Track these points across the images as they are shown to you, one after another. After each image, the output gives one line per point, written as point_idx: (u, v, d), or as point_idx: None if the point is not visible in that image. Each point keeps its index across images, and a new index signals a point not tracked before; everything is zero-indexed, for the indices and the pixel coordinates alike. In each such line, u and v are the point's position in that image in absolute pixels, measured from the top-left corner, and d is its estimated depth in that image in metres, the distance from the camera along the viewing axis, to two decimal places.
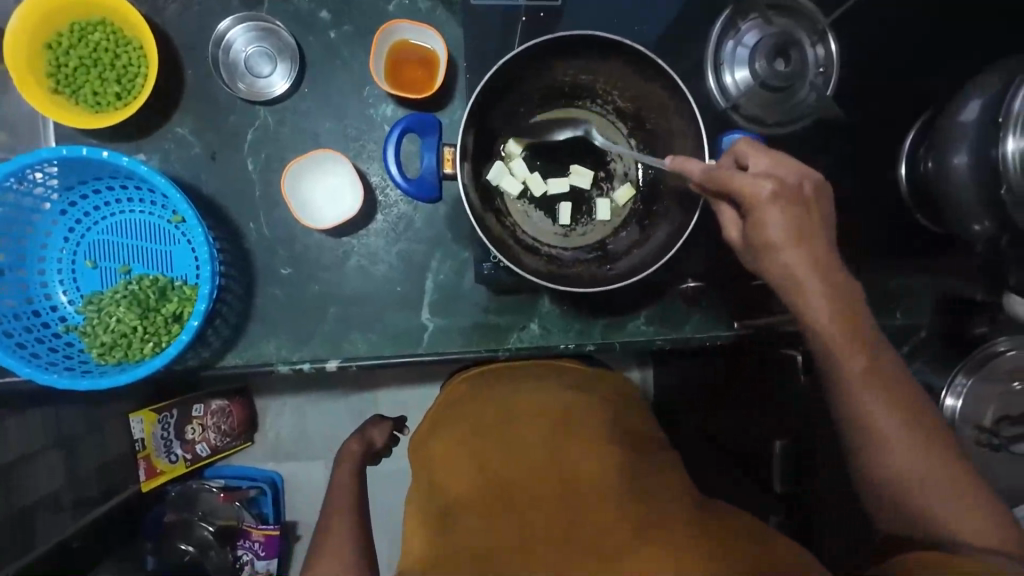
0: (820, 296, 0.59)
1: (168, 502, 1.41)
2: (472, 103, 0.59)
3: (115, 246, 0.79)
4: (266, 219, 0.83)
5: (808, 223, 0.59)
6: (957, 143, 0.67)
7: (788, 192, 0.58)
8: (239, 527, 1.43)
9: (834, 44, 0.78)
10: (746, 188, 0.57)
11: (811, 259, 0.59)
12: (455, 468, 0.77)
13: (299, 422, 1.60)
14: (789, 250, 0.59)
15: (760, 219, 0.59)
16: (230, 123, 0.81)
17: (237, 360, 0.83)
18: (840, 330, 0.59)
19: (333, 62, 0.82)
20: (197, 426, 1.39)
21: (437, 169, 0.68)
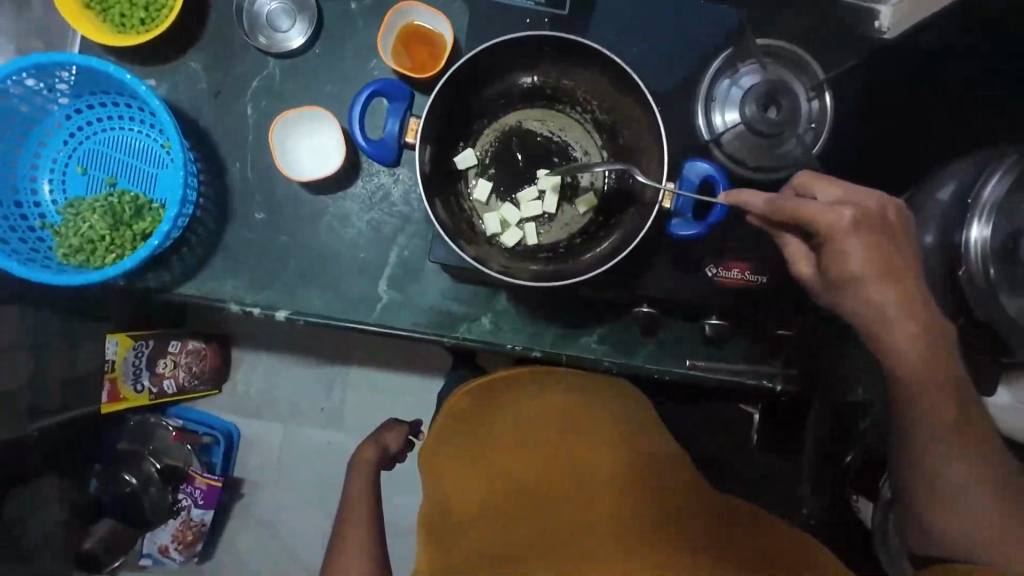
0: (893, 317, 0.60)
1: (124, 431, 1.45)
2: (447, 79, 0.61)
3: (107, 158, 0.83)
4: (253, 162, 0.86)
5: (892, 257, 0.60)
6: (925, 221, 0.67)
7: (857, 218, 0.59)
8: (184, 470, 1.44)
9: (829, 98, 0.78)
10: (826, 214, 0.59)
11: (898, 283, 0.60)
12: (466, 480, 0.81)
13: (268, 381, 1.59)
14: (870, 265, 0.59)
15: (842, 249, 0.60)
16: (239, 67, 0.85)
17: (194, 290, 0.85)
18: (939, 371, 0.61)
19: (346, 29, 0.86)
20: (169, 361, 1.39)
21: (400, 137, 0.70)
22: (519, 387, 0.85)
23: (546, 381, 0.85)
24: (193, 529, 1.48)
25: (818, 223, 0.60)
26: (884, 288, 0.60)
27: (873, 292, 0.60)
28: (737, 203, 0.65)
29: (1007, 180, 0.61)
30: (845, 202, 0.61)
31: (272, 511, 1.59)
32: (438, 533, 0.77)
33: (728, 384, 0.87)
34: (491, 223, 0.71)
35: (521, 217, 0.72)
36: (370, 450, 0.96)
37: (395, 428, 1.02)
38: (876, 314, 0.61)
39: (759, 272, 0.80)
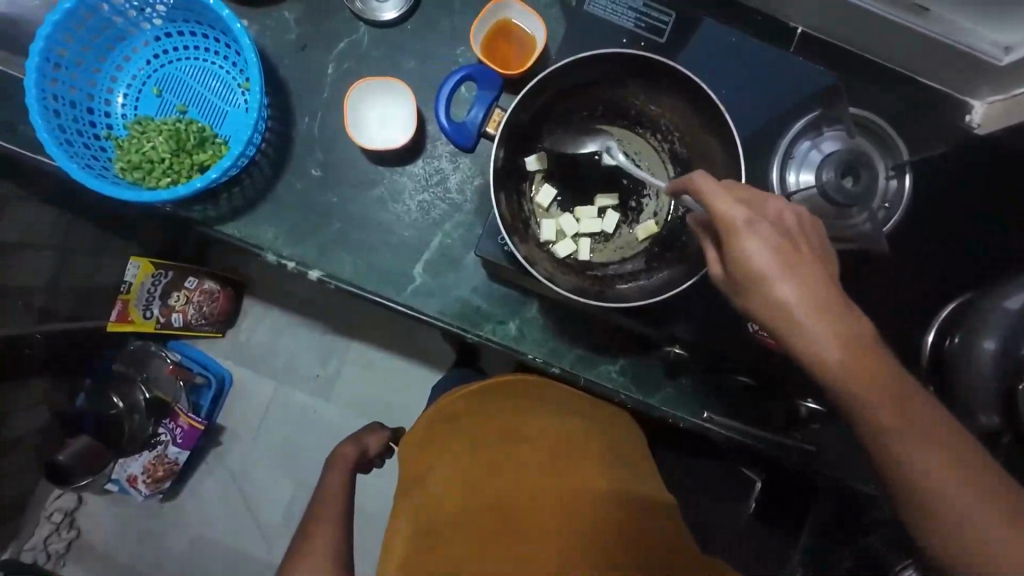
0: (810, 324, 0.49)
1: (122, 353, 1.45)
2: (540, 79, 0.61)
3: (184, 86, 0.84)
4: (321, 120, 0.86)
5: (797, 254, 0.51)
6: (984, 329, 0.65)
7: (767, 228, 0.51)
8: (171, 406, 1.44)
9: (909, 181, 0.76)
10: (716, 216, 0.52)
11: (813, 298, 0.49)
12: (450, 488, 0.77)
13: (274, 338, 1.58)
14: (820, 329, 0.48)
15: (738, 243, 0.51)
16: (330, 25, 0.86)
17: (235, 232, 0.85)
18: (853, 366, 0.48)
19: (442, 11, 0.87)
20: (182, 296, 1.41)
21: (481, 125, 0.70)
22: (512, 396, 0.85)
23: (535, 395, 0.86)
24: (164, 466, 1.45)
25: (736, 261, 0.52)
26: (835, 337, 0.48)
27: (828, 344, 0.48)
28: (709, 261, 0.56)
29: None
30: (748, 204, 0.53)
31: (246, 466, 1.57)
32: (415, 539, 0.72)
33: (741, 444, 0.84)
34: (547, 229, 0.70)
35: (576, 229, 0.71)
36: (349, 450, 0.97)
37: (375, 432, 1.03)
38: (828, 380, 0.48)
39: None
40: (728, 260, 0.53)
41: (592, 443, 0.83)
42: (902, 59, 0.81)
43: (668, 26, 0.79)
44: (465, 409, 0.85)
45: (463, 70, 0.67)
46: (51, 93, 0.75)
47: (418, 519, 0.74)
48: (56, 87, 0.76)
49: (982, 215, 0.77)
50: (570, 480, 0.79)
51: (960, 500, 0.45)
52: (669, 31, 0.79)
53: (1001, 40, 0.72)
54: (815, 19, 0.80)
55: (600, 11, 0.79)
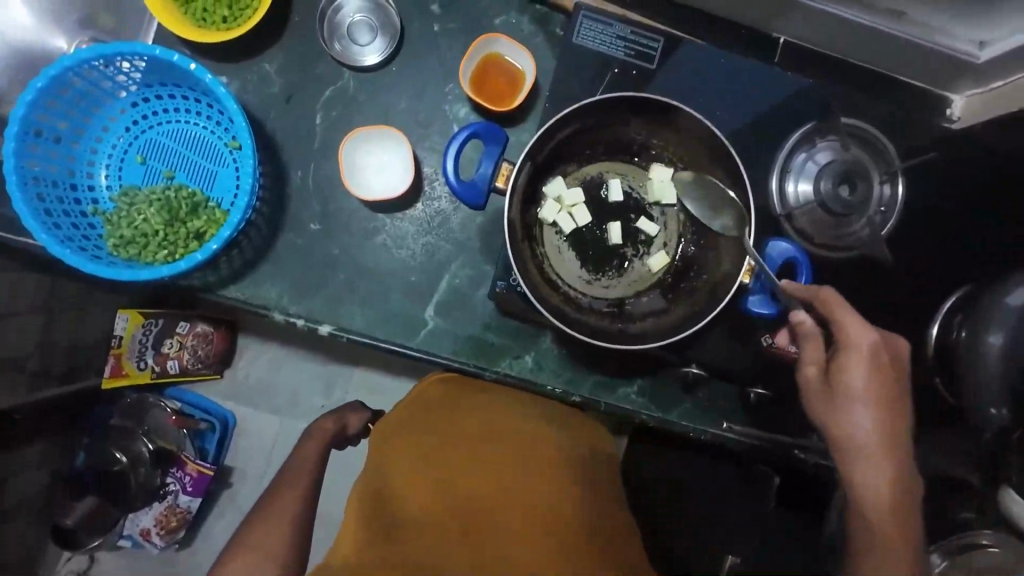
0: (847, 355, 0.67)
1: (120, 406, 1.38)
2: (551, 124, 0.63)
3: (169, 151, 0.82)
4: (315, 171, 0.85)
5: (887, 368, 0.66)
6: (992, 323, 0.67)
7: (880, 350, 0.66)
8: (177, 454, 1.38)
9: (901, 187, 0.79)
10: (842, 333, 0.67)
11: (881, 376, 0.66)
12: (420, 481, 0.82)
13: (272, 371, 1.56)
14: (870, 397, 0.66)
15: (846, 359, 0.67)
16: (315, 74, 0.84)
17: (239, 294, 0.84)
18: (873, 395, 0.66)
19: (427, 51, 0.85)
20: (175, 342, 1.35)
21: (490, 179, 0.68)
22: (479, 396, 0.88)
23: (506, 395, 0.89)
24: (177, 516, 1.41)
25: (840, 368, 0.68)
26: (863, 413, 0.66)
27: (861, 423, 0.66)
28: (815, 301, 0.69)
29: None
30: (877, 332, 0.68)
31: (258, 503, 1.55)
32: (371, 521, 0.78)
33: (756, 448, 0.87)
34: (549, 209, 0.72)
35: (575, 227, 0.72)
36: (329, 423, 0.96)
37: (357, 410, 1.02)
38: (849, 450, 0.67)
39: None
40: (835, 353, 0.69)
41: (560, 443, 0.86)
42: (885, 63, 0.82)
43: (657, 51, 0.80)
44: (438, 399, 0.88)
45: (468, 128, 0.66)
46: (32, 176, 0.72)
47: (378, 503, 0.80)
48: (36, 168, 0.73)
49: (979, 210, 0.75)
50: (535, 476, 0.84)
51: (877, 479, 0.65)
52: (658, 56, 0.80)
53: (974, 37, 0.75)
54: (800, 30, 0.81)
55: (590, 41, 0.79)
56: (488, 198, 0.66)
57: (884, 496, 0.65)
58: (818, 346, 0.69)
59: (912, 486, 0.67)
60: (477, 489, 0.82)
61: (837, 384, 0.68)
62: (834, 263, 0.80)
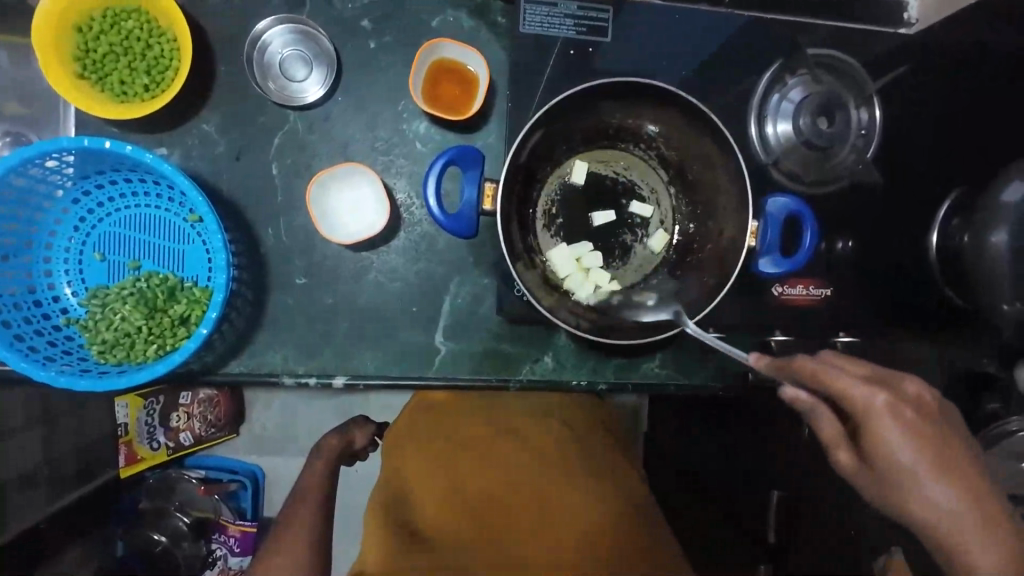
0: (877, 419, 0.54)
1: (145, 488, 1.35)
2: (529, 126, 0.61)
3: (128, 240, 0.77)
4: (285, 225, 0.80)
5: (919, 426, 0.54)
6: (994, 221, 0.67)
7: (890, 402, 0.54)
8: (216, 520, 1.36)
9: (878, 109, 0.80)
10: (848, 401, 0.55)
11: (919, 437, 0.53)
12: (429, 488, 0.92)
13: (288, 419, 1.51)
14: (913, 465, 0.54)
15: (874, 430, 0.54)
16: (259, 124, 0.79)
17: (241, 367, 0.80)
18: (916, 463, 0.54)
19: (370, 71, 0.80)
20: (182, 414, 1.34)
21: (475, 205, 0.65)
22: (488, 405, 0.99)
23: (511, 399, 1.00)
24: None
25: (868, 443, 0.55)
26: (943, 491, 0.54)
27: (939, 501, 0.54)
28: (817, 374, 0.56)
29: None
30: (873, 379, 0.56)
31: None
32: (388, 527, 0.89)
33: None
34: (546, 237, 0.71)
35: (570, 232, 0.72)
36: (335, 440, 0.95)
37: (363, 425, 1.03)
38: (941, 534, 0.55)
39: (821, 285, 0.81)
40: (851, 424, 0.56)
41: (564, 443, 0.97)
42: None
43: (608, 22, 0.76)
44: (445, 410, 0.99)
45: (442, 157, 0.63)
46: None
47: (394, 505, 0.92)
48: None
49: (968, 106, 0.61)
50: (540, 475, 0.93)
51: (981, 557, 0.54)
52: (611, 27, 0.76)
53: None
54: None
55: (537, 27, 0.76)
56: (478, 223, 0.63)
57: (994, 567, 0.54)
58: (832, 420, 0.57)
59: (1022, 550, 0.55)
60: (483, 490, 0.92)
61: (885, 466, 0.55)
62: (823, 196, 0.80)
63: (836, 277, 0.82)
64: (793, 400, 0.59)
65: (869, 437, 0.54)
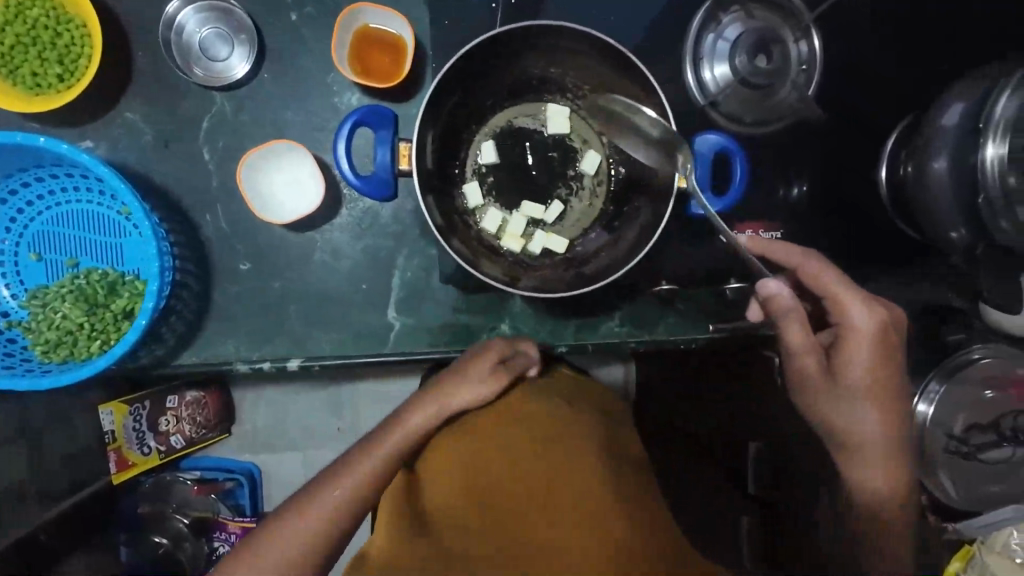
0: (788, 330, 0.67)
1: (141, 494, 1.31)
2: (444, 83, 0.59)
3: (64, 237, 0.75)
4: (224, 211, 0.79)
5: (809, 338, 0.67)
6: (933, 148, 0.65)
7: (882, 343, 0.67)
8: (215, 519, 1.35)
9: (817, 40, 0.75)
10: (841, 308, 0.68)
11: (883, 365, 0.68)
12: (439, 482, 0.71)
13: (276, 416, 1.45)
14: (879, 398, 0.69)
15: (847, 345, 0.67)
16: (185, 110, 0.77)
17: (194, 358, 0.80)
18: (874, 384, 0.68)
19: (293, 44, 0.77)
20: (170, 417, 1.21)
21: (392, 165, 0.64)
22: None
23: None
24: None
25: (840, 354, 0.68)
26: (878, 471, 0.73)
27: (852, 417, 0.70)
28: (762, 248, 0.71)
29: (1016, 97, 0.59)
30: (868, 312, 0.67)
31: None
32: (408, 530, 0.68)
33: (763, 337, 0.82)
34: (473, 192, 0.68)
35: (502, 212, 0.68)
36: None
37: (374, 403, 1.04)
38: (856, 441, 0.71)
39: (772, 228, 0.79)
40: (833, 350, 0.69)
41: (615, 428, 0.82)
42: None
43: None
44: None
45: (350, 118, 0.60)
46: None
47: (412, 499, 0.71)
48: None
49: None
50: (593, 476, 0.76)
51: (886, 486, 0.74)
52: None
53: None
54: None
55: None
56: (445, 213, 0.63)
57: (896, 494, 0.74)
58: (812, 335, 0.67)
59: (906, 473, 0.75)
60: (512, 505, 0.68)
61: (837, 367, 0.68)
62: (771, 136, 0.78)
63: (789, 219, 0.80)
64: (768, 300, 0.68)
65: (841, 363, 0.68)
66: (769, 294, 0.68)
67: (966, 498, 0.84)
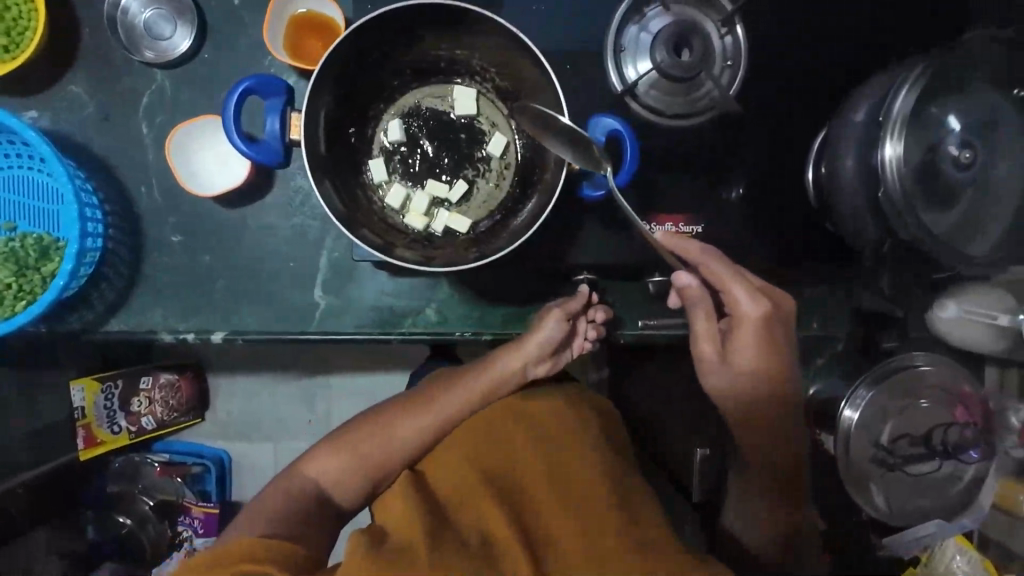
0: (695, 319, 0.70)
1: (112, 473, 1.23)
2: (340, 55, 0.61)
3: (4, 202, 0.79)
4: (159, 183, 0.81)
5: (704, 327, 0.70)
6: (841, 146, 0.66)
7: (769, 333, 0.70)
8: (179, 503, 1.24)
9: (741, 30, 0.75)
10: (732, 301, 0.69)
11: (774, 355, 0.71)
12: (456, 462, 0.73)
13: (251, 403, 1.34)
14: (769, 389, 0.73)
15: (738, 333, 0.70)
16: (126, 86, 0.80)
17: (122, 325, 0.82)
18: (768, 375, 0.72)
19: (232, 26, 0.80)
20: (143, 398, 1.16)
21: (283, 135, 0.67)
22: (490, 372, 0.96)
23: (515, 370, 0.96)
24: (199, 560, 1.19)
25: (735, 343, 0.70)
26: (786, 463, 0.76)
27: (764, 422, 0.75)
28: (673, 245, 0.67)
29: (914, 91, 0.58)
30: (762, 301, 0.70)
31: None
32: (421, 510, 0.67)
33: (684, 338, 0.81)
34: (378, 170, 0.71)
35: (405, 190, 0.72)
36: None
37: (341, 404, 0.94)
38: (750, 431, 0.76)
39: (694, 222, 0.78)
40: (727, 338, 0.71)
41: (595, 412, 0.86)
42: None
43: None
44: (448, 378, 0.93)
45: (241, 88, 0.65)
46: None
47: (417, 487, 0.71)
48: None
49: None
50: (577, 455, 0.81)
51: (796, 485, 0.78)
52: None
53: None
54: None
55: None
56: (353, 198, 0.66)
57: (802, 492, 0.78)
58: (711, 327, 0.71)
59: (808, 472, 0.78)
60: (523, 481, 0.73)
61: (731, 357, 0.71)
62: (696, 130, 0.78)
63: (718, 214, 0.79)
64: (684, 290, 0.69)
65: (731, 351, 0.71)
66: (682, 284, 0.68)
67: (898, 514, 0.80)
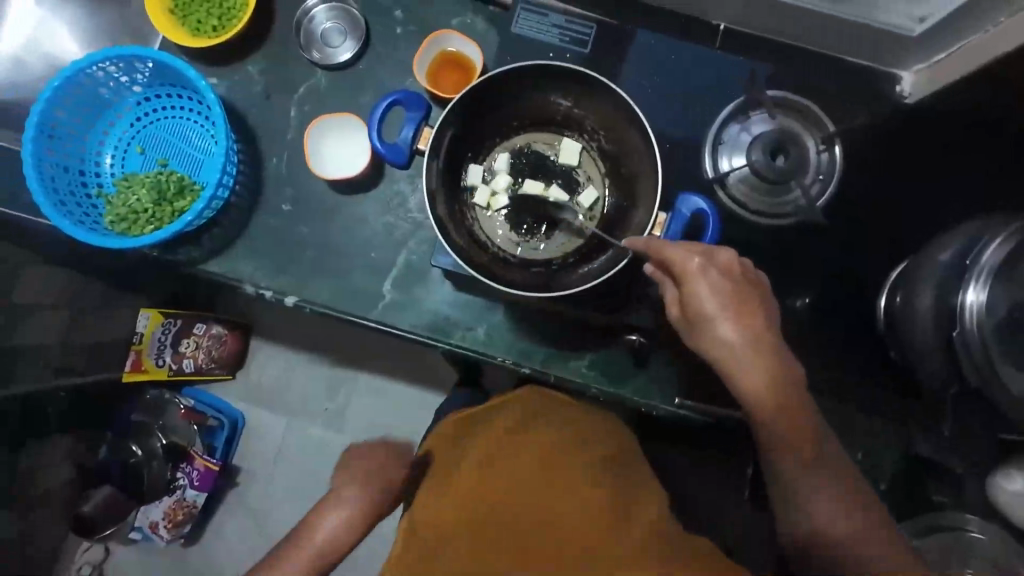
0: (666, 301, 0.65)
1: (140, 403, 1.28)
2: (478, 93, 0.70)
3: (166, 143, 0.93)
4: (289, 158, 0.94)
5: (675, 300, 0.64)
6: (921, 279, 0.67)
7: (722, 279, 0.59)
8: (186, 450, 1.26)
9: (839, 150, 0.80)
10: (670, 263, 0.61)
11: (748, 319, 0.59)
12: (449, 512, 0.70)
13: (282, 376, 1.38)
14: (756, 364, 0.59)
15: (695, 290, 0.60)
16: (291, 76, 0.95)
17: (218, 268, 0.92)
18: (749, 346, 0.59)
19: (389, 49, 0.94)
20: (192, 341, 1.24)
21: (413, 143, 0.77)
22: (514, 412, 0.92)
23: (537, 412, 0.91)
24: (184, 509, 1.25)
25: (692, 309, 0.61)
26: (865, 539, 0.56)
27: None
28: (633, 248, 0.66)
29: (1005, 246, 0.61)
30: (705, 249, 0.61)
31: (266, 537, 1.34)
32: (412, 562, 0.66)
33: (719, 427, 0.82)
34: (480, 196, 0.81)
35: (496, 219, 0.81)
36: None
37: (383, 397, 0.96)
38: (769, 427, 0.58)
39: None
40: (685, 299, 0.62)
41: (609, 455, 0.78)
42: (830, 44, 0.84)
43: (591, 36, 0.86)
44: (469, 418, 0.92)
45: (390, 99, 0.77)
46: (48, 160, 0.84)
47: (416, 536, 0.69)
48: (50, 156, 0.85)
49: None
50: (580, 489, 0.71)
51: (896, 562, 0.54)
52: (592, 41, 0.86)
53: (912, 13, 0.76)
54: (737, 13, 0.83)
55: (529, 31, 0.87)
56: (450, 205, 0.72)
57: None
58: (677, 290, 0.64)
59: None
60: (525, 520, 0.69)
61: (698, 319, 0.61)
62: (778, 230, 0.81)
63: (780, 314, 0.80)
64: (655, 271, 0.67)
65: (694, 307, 0.60)
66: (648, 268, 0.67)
67: None
